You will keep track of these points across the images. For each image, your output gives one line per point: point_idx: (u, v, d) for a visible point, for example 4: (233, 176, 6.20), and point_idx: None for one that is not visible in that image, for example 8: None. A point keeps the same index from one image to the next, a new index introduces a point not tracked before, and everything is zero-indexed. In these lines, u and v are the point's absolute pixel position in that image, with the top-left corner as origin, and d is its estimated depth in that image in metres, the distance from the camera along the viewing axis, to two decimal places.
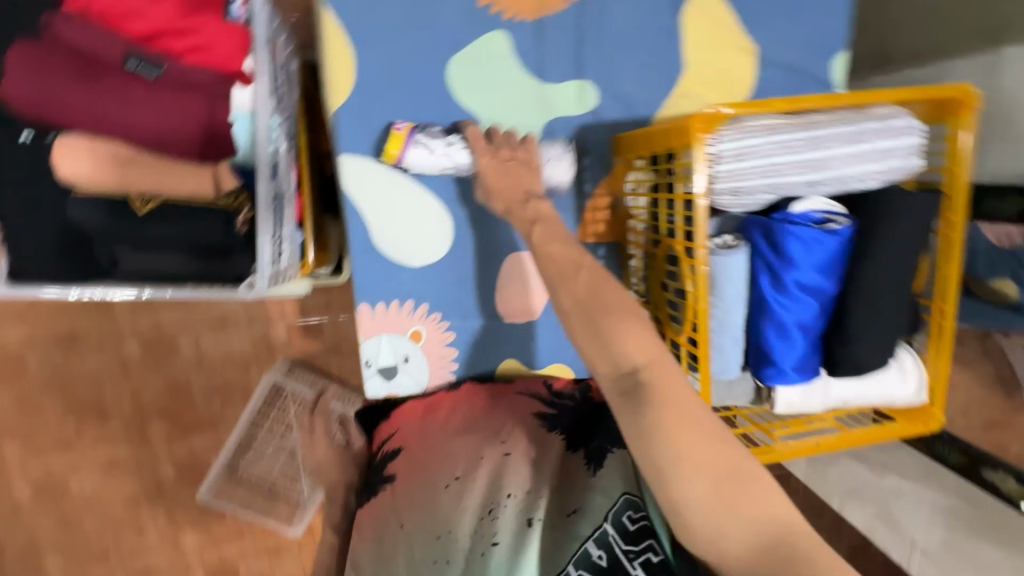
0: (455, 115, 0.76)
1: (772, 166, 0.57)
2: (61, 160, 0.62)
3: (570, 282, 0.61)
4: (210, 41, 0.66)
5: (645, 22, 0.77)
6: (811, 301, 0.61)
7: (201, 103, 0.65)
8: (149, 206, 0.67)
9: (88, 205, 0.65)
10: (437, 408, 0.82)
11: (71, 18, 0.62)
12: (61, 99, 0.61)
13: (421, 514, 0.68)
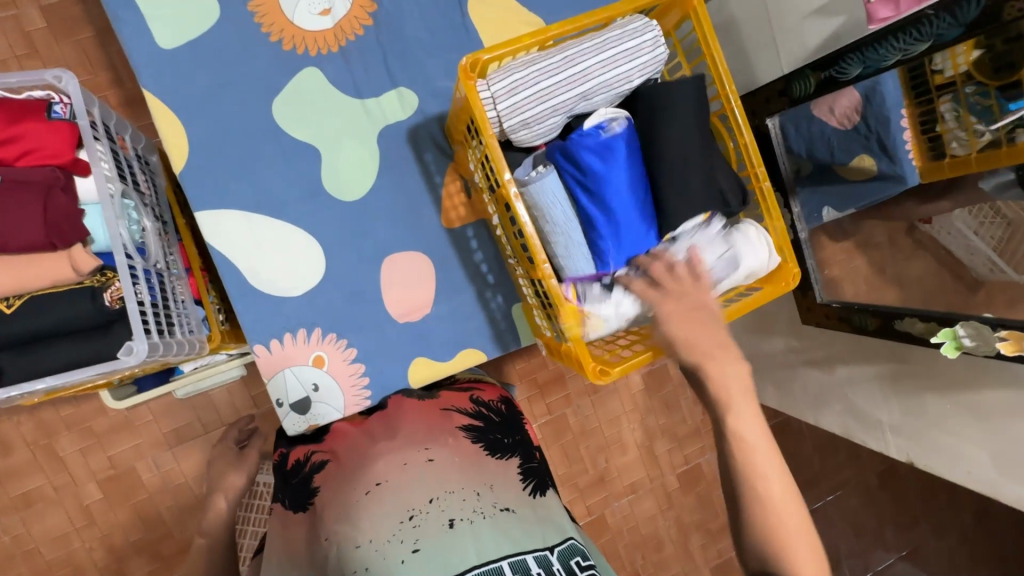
0: (292, 148, 0.82)
1: (546, 90, 0.64)
2: None
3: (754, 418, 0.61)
4: (40, 142, 0.72)
5: (439, 23, 0.86)
6: (627, 199, 0.65)
7: (38, 196, 0.69)
8: (16, 303, 0.72)
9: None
10: (365, 426, 0.83)
11: None
12: None
13: (343, 527, 0.68)
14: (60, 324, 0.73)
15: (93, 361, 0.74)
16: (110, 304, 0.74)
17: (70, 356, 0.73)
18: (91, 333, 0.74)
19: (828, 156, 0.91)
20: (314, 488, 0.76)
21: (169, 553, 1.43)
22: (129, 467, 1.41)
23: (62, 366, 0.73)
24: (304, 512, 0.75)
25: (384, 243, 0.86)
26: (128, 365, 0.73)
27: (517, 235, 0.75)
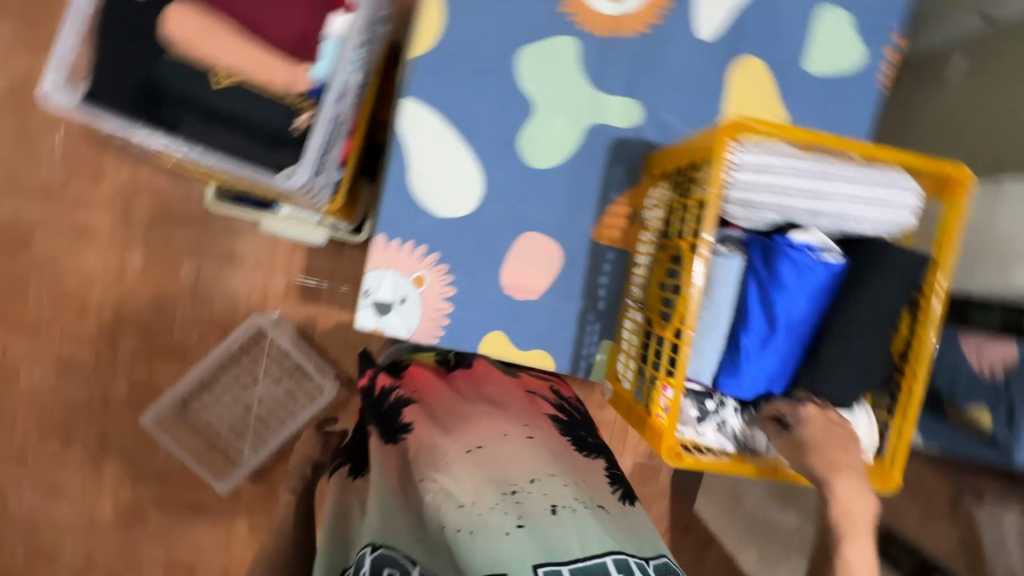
0: (514, 95, 0.84)
1: (783, 187, 0.63)
2: (177, 21, 0.72)
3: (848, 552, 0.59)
4: None
5: (699, 67, 0.87)
6: (796, 324, 0.64)
7: None
8: (228, 82, 0.74)
9: (174, 66, 0.73)
10: (447, 382, 0.86)
11: None
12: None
13: (444, 476, 0.64)
14: (248, 116, 0.75)
15: (251, 162, 0.77)
16: (297, 130, 0.78)
17: (238, 147, 0.76)
18: (265, 143, 0.77)
19: (947, 386, 0.84)
20: (407, 424, 0.74)
21: (168, 342, 1.62)
22: (176, 257, 1.59)
23: (226, 151, 0.76)
24: (393, 446, 0.73)
25: (534, 219, 0.87)
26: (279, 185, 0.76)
27: (665, 290, 0.74)
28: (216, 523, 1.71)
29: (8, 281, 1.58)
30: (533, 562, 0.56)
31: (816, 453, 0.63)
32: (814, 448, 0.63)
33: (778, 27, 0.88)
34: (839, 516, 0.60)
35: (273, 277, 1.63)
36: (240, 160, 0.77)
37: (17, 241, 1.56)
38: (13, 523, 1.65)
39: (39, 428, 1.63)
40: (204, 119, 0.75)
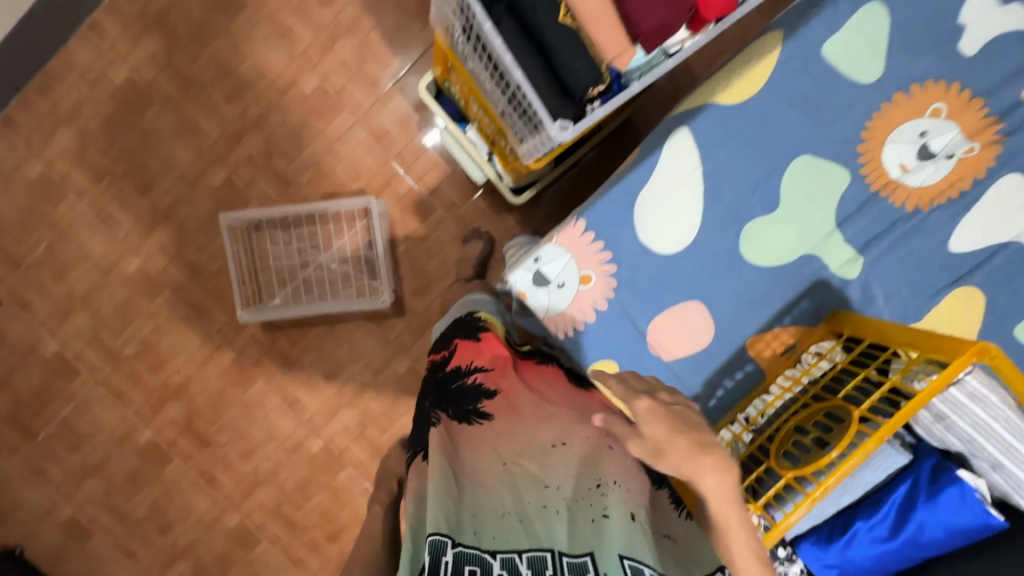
0: (769, 185, 0.86)
1: (987, 427, 0.64)
2: None
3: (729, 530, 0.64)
4: None
5: (928, 269, 0.89)
6: (913, 542, 0.66)
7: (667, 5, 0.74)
8: (565, 18, 0.76)
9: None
10: (517, 370, 0.90)
11: None
12: None
13: (528, 464, 0.71)
14: (565, 59, 0.77)
15: (538, 91, 0.78)
16: (586, 100, 0.80)
17: (537, 73, 0.79)
18: (557, 90, 0.79)
19: None
20: (485, 414, 0.79)
21: (281, 167, 1.65)
22: (339, 106, 1.63)
23: (526, 68, 0.78)
24: (467, 425, 0.78)
25: (710, 296, 0.88)
26: (551, 130, 0.77)
27: (801, 436, 0.75)
28: (207, 340, 1.71)
29: (194, 30, 1.62)
30: (620, 554, 0.60)
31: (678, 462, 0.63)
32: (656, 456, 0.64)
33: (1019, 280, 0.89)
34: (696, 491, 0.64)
35: (401, 175, 1.65)
36: (531, 84, 0.78)
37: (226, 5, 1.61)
38: (50, 223, 1.68)
39: (130, 163, 1.66)
40: (526, 37, 0.79)
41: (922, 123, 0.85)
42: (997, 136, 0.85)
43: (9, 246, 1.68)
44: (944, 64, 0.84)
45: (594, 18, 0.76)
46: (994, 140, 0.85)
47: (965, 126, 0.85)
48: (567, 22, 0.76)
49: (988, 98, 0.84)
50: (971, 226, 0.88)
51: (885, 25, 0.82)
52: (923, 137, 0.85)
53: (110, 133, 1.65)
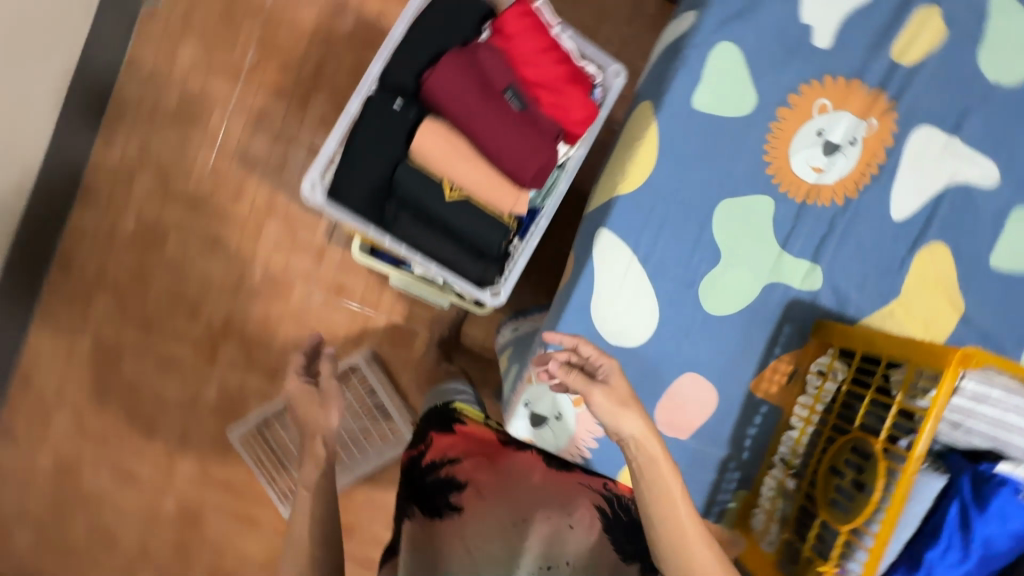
0: (704, 241, 0.87)
1: (1001, 420, 0.64)
2: (423, 136, 0.78)
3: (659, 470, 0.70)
4: (567, 103, 0.79)
5: (884, 244, 0.89)
6: (985, 554, 0.65)
7: (538, 146, 0.76)
8: (454, 194, 0.80)
9: (415, 174, 0.79)
10: (489, 454, 0.91)
11: (492, 49, 0.77)
12: (460, 100, 0.75)
13: (489, 545, 0.78)
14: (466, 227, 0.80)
15: (457, 268, 0.82)
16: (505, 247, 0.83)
17: (450, 251, 0.81)
18: (474, 255, 0.82)
19: None
20: (453, 504, 0.83)
21: (263, 359, 1.67)
22: (290, 281, 1.65)
23: (438, 253, 0.82)
24: (439, 519, 0.83)
25: (698, 364, 0.89)
26: (487, 302, 0.81)
27: (839, 477, 0.75)
28: (266, 545, 1.71)
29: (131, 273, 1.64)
30: None
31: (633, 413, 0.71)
32: (618, 407, 0.70)
33: (971, 217, 0.89)
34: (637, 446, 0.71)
35: (360, 308, 1.67)
36: (448, 264, 0.82)
37: (150, 237, 1.63)
38: (78, 503, 1.69)
39: (126, 417, 1.68)
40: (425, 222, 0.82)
41: (814, 123, 0.86)
42: (888, 104, 0.86)
43: (49, 543, 1.69)
44: (808, 66, 0.85)
45: (479, 181, 0.79)
46: (887, 108, 0.86)
47: (855, 109, 0.86)
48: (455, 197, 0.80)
49: (864, 75, 0.85)
50: (905, 190, 0.88)
51: (739, 57, 0.84)
52: (821, 135, 0.86)
53: (96, 399, 1.67)
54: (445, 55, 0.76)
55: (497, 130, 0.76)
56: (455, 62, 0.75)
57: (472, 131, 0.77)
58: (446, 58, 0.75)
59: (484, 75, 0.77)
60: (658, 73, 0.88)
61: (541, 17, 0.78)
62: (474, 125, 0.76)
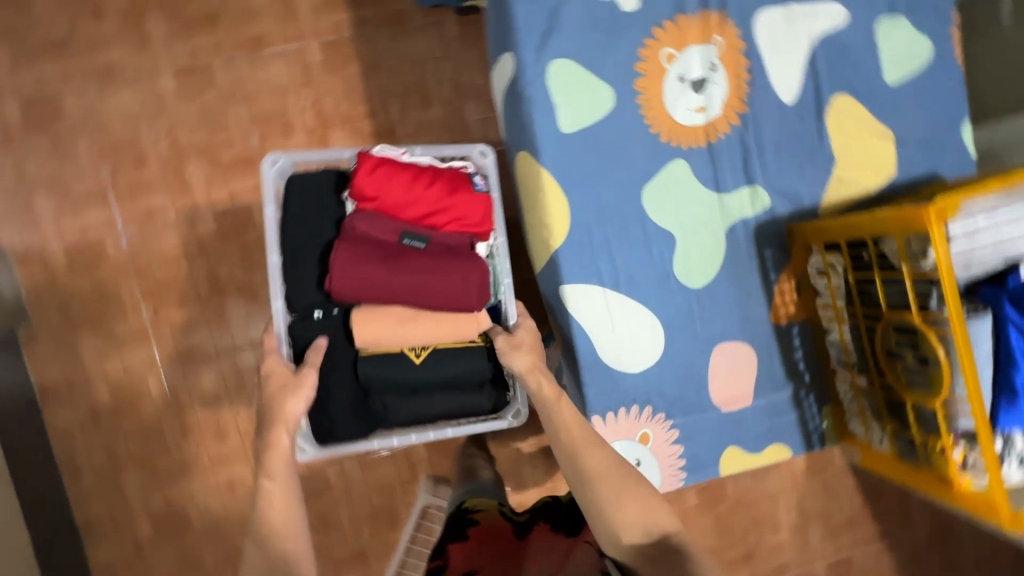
0: (653, 232, 0.86)
1: (1003, 237, 0.66)
2: (359, 328, 0.75)
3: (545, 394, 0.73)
4: (463, 211, 0.78)
5: (796, 129, 0.90)
6: None
7: (465, 266, 0.75)
8: (423, 354, 0.79)
9: (374, 362, 0.78)
10: (505, 554, 0.83)
11: (366, 215, 0.76)
12: (370, 277, 0.73)
13: None
14: (450, 376, 0.80)
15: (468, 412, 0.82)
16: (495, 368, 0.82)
17: (452, 405, 0.81)
18: (473, 391, 0.82)
19: None
20: None
21: None
22: None
23: (443, 414, 0.81)
24: None
25: (721, 334, 0.88)
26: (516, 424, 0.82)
27: (901, 359, 0.75)
28: None
29: None
30: None
31: (520, 354, 0.75)
32: (509, 345, 0.76)
33: (848, 57, 0.90)
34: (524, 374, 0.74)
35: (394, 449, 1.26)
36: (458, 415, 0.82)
37: (132, 546, 1.39)
38: None
39: None
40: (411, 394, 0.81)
41: (673, 73, 0.85)
42: (720, 16, 0.86)
43: None
44: (635, 31, 0.84)
45: (436, 330, 0.77)
46: (722, 19, 0.87)
47: (697, 39, 0.86)
48: (424, 356, 0.79)
49: (683, 6, 0.86)
50: (783, 74, 0.89)
51: (574, 64, 0.82)
52: (684, 80, 0.86)
53: None
54: (333, 249, 0.74)
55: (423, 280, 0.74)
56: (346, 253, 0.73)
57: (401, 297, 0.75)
58: (335, 251, 0.73)
59: (377, 244, 0.75)
60: (515, 120, 0.86)
61: (387, 159, 0.76)
62: (400, 291, 0.74)
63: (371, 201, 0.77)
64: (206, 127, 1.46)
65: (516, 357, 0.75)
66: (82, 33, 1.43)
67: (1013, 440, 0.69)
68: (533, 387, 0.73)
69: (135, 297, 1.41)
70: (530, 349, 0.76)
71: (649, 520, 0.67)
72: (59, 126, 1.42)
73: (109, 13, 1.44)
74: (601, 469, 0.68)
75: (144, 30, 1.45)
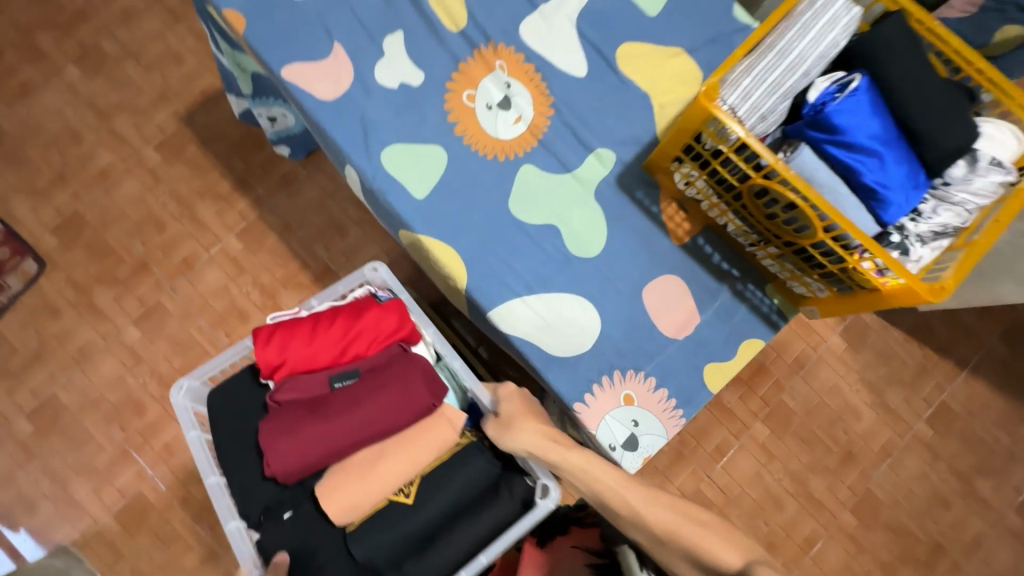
0: (534, 231, 0.96)
1: (773, 83, 0.73)
2: (333, 492, 0.87)
3: (575, 463, 0.81)
4: (373, 331, 0.93)
5: (603, 90, 1.01)
6: (882, 140, 0.72)
7: (393, 380, 0.89)
8: (412, 489, 0.90)
9: (369, 524, 0.88)
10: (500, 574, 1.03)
11: (292, 383, 0.89)
12: (319, 434, 0.86)
13: None
14: (450, 504, 0.90)
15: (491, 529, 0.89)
16: (495, 471, 0.92)
17: (469, 530, 0.88)
18: (482, 503, 0.90)
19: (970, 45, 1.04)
20: None
21: None
22: None
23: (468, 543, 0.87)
24: None
25: (641, 277, 0.96)
26: (552, 503, 0.88)
27: (778, 217, 0.81)
28: None
29: None
30: None
31: (522, 430, 0.85)
32: (509, 426, 0.87)
33: (612, 15, 1.02)
34: (542, 449, 0.83)
35: None
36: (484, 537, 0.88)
37: None
38: None
39: None
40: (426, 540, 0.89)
41: (479, 107, 0.98)
42: (492, 47, 1.00)
43: None
44: (434, 96, 0.98)
45: (406, 458, 0.89)
46: (496, 48, 1.00)
47: (484, 74, 0.99)
48: (414, 492, 0.90)
49: (460, 56, 0.99)
50: (567, 57, 1.01)
51: (399, 145, 0.96)
52: (491, 106, 0.99)
53: None
54: (277, 427, 0.86)
55: (364, 414, 0.87)
56: (291, 433, 0.86)
57: (359, 439, 0.88)
58: (280, 429, 0.86)
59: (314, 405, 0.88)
60: (383, 211, 0.98)
61: (283, 326, 0.90)
62: (351, 434, 0.87)
63: (284, 367, 0.90)
64: (180, 354, 1.64)
65: (521, 432, 0.85)
66: (50, 335, 1.63)
67: (896, 227, 0.76)
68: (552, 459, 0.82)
69: (190, 524, 1.55)
70: (526, 420, 0.87)
71: (724, 550, 0.70)
72: (67, 417, 1.59)
73: (63, 307, 1.64)
74: (659, 521, 0.74)
75: (95, 306, 1.65)
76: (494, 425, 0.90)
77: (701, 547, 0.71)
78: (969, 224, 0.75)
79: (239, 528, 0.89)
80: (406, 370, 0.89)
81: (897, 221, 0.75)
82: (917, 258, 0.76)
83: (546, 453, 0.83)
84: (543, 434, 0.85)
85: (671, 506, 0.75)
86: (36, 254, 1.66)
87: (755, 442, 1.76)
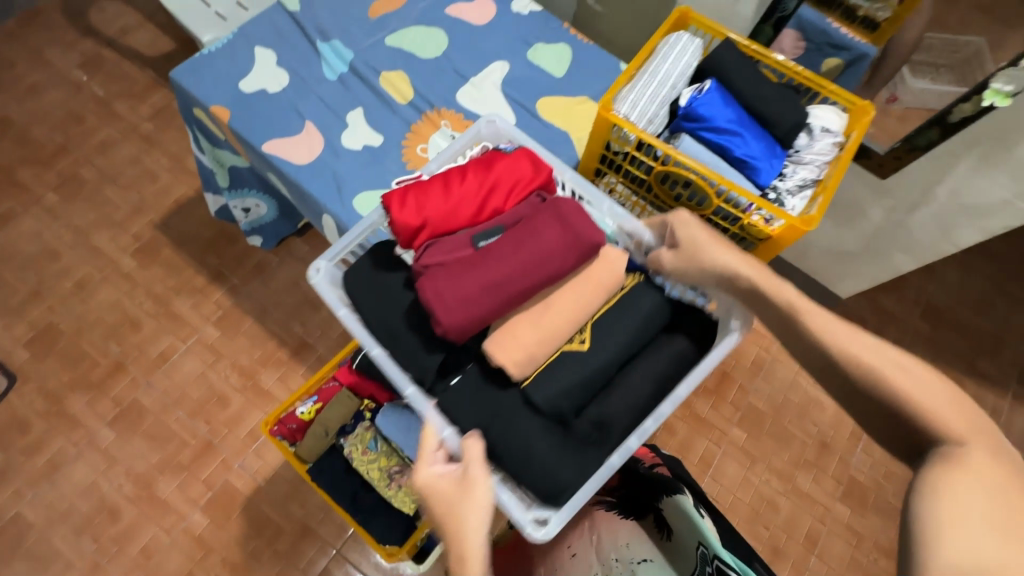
0: None
1: (650, 95, 0.97)
2: (500, 351, 0.84)
3: (768, 284, 0.76)
4: (511, 180, 0.93)
5: (531, 134, 1.24)
6: (738, 123, 0.95)
7: (545, 216, 0.88)
8: (585, 334, 0.89)
9: (545, 377, 0.85)
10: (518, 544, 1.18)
11: (437, 244, 0.88)
12: (484, 277, 0.83)
13: None
14: (628, 345, 0.89)
15: (675, 361, 0.90)
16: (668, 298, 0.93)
17: (654, 364, 0.89)
18: (656, 341, 0.91)
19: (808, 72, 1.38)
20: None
21: None
22: None
23: (654, 379, 0.88)
24: None
25: None
26: (743, 328, 0.89)
27: (684, 196, 1.01)
28: None
29: None
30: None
31: (714, 251, 0.82)
32: (694, 250, 0.84)
33: (530, 79, 1.29)
34: (730, 270, 0.80)
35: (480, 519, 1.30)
36: (671, 370, 0.90)
37: None
38: None
39: None
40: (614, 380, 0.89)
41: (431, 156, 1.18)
42: (436, 111, 1.23)
43: None
44: (394, 152, 1.18)
45: (572, 299, 0.88)
46: (439, 111, 1.23)
47: (432, 130, 1.21)
48: (588, 337, 0.89)
49: (411, 119, 1.22)
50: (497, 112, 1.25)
51: (368, 193, 1.13)
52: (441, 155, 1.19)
53: None
54: (436, 280, 0.83)
55: (526, 252, 0.85)
56: (456, 281, 0.83)
57: (525, 279, 0.84)
58: (439, 282, 0.83)
59: (467, 256, 0.86)
60: None
61: (416, 190, 0.89)
62: (513, 274, 0.84)
63: (424, 229, 0.89)
64: (157, 449, 1.62)
65: (712, 257, 0.82)
66: (17, 450, 1.58)
67: (768, 189, 0.98)
68: (743, 275, 0.79)
69: None
70: (712, 242, 0.83)
71: (943, 407, 0.59)
72: (34, 536, 1.51)
73: (33, 419, 1.62)
74: (866, 357, 0.64)
75: (68, 412, 1.63)
76: (674, 253, 0.87)
77: (919, 417, 0.59)
78: (821, 176, 0.98)
79: (416, 394, 0.91)
80: (556, 205, 0.88)
81: (768, 181, 0.97)
82: (792, 206, 0.96)
83: (734, 271, 0.79)
84: (728, 256, 0.81)
85: (896, 362, 0.63)
86: (7, 369, 1.67)
87: (737, 447, 1.83)
